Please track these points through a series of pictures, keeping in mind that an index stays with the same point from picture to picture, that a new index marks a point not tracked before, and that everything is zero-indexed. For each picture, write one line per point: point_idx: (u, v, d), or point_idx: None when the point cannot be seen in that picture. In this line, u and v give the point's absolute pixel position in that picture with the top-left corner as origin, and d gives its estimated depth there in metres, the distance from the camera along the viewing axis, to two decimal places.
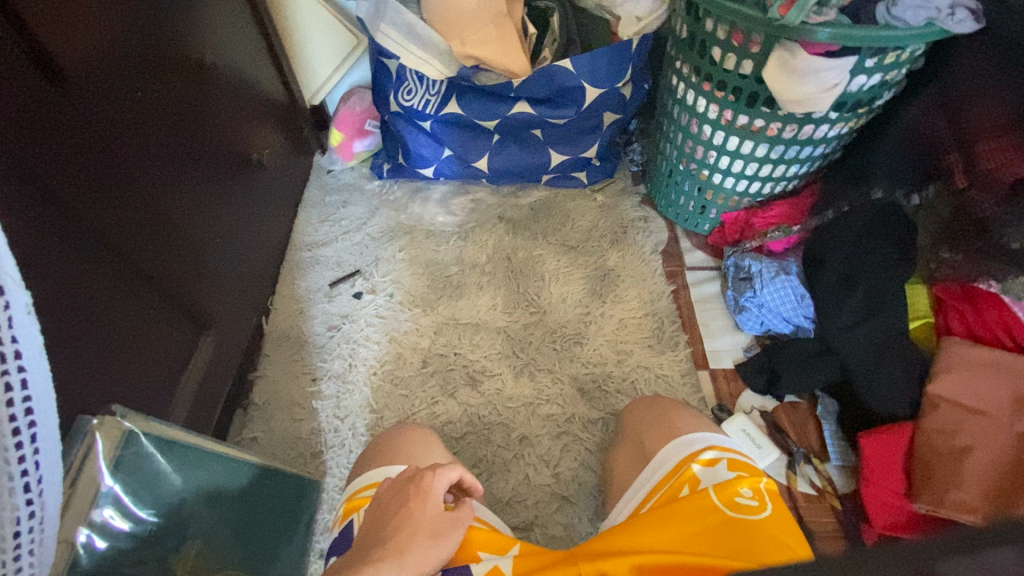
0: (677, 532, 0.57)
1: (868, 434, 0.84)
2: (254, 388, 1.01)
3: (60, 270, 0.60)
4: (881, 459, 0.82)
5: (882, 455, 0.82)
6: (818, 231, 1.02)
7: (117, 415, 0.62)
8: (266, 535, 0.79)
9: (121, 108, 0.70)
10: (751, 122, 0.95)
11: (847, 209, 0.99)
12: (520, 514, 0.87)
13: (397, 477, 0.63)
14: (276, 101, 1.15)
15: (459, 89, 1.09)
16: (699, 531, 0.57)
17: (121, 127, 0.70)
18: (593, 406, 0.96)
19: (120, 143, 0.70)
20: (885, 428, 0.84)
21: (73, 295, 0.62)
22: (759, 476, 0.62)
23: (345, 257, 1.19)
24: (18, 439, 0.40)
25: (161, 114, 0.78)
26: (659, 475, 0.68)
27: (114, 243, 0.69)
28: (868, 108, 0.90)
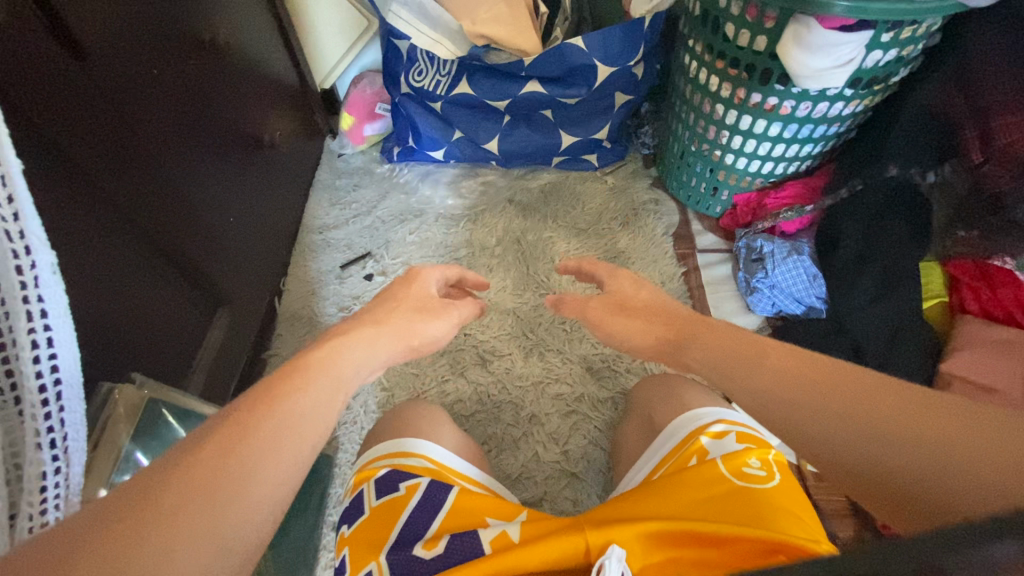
0: (684, 500, 0.58)
1: None
2: (268, 366, 1.03)
3: (82, 243, 0.62)
4: None
5: None
6: (828, 216, 1.02)
7: (137, 381, 0.68)
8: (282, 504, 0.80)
9: (138, 85, 0.71)
10: (764, 100, 0.94)
11: (855, 194, 0.99)
12: (530, 489, 0.88)
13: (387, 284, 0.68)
14: (288, 84, 1.15)
15: (469, 71, 1.09)
16: (707, 499, 0.58)
17: (138, 102, 0.71)
18: (602, 385, 0.97)
19: (137, 119, 0.70)
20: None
21: (94, 267, 0.63)
22: (767, 448, 0.62)
23: (355, 239, 1.20)
24: (43, 384, 0.43)
25: (176, 92, 0.79)
26: (666, 449, 0.68)
27: (133, 217, 0.70)
28: (884, 85, 0.89)
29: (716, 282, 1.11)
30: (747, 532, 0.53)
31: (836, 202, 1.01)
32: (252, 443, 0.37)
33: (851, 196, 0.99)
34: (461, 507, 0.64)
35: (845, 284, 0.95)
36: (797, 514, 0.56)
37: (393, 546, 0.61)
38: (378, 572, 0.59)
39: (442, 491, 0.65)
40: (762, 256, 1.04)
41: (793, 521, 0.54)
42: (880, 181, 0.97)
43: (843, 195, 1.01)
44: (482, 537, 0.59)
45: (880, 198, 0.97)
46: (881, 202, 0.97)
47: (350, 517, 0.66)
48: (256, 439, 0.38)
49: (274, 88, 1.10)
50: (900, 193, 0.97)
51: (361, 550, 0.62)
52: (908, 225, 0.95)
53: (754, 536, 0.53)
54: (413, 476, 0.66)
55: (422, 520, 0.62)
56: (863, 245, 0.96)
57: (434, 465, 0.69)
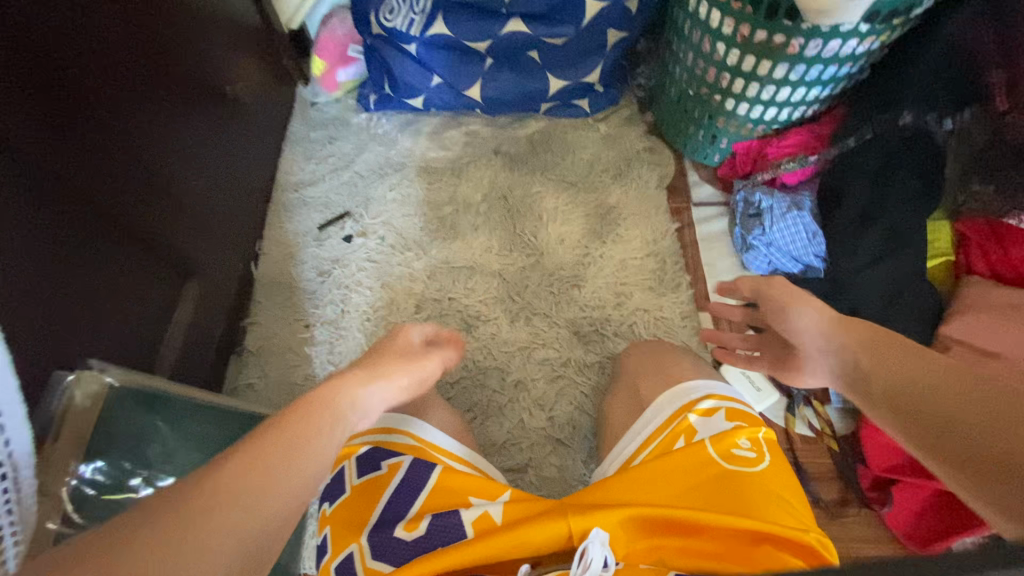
0: (675, 485, 0.59)
1: None
2: (249, 334, 0.98)
3: (34, 221, 0.57)
4: None
5: None
6: (832, 175, 0.96)
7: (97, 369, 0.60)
8: None
9: (83, 39, 0.64)
10: (771, 38, 0.85)
11: (859, 149, 0.92)
12: (514, 457, 0.86)
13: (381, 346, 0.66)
14: (250, 25, 1.05)
15: (445, 7, 1.00)
16: (698, 483, 0.59)
17: (84, 59, 0.64)
18: (589, 349, 0.94)
19: (80, 78, 0.64)
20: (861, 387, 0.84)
21: (51, 250, 0.59)
22: (757, 426, 0.63)
23: (333, 198, 1.13)
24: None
25: (128, 47, 0.71)
26: (652, 425, 0.67)
27: (80, 189, 0.64)
28: (904, 18, 0.80)
29: (713, 235, 1.07)
30: (739, 520, 0.54)
31: (844, 156, 0.94)
32: (253, 477, 0.37)
33: (854, 152, 0.93)
34: (443, 487, 0.63)
35: (850, 250, 0.90)
36: (784, 498, 0.57)
37: (375, 525, 0.60)
38: (360, 554, 0.59)
39: (426, 470, 0.64)
40: (760, 212, 0.99)
41: (782, 508, 0.56)
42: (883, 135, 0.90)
43: (846, 152, 0.94)
44: (464, 518, 0.59)
45: (888, 153, 0.90)
46: (889, 157, 0.90)
47: (331, 496, 0.66)
48: (259, 472, 0.38)
49: (234, 30, 1.00)
50: (909, 146, 0.89)
51: (341, 530, 0.62)
52: (920, 180, 0.87)
53: (745, 525, 0.54)
54: (397, 453, 0.65)
55: (403, 501, 0.62)
56: (867, 204, 0.91)
57: (419, 443, 0.67)
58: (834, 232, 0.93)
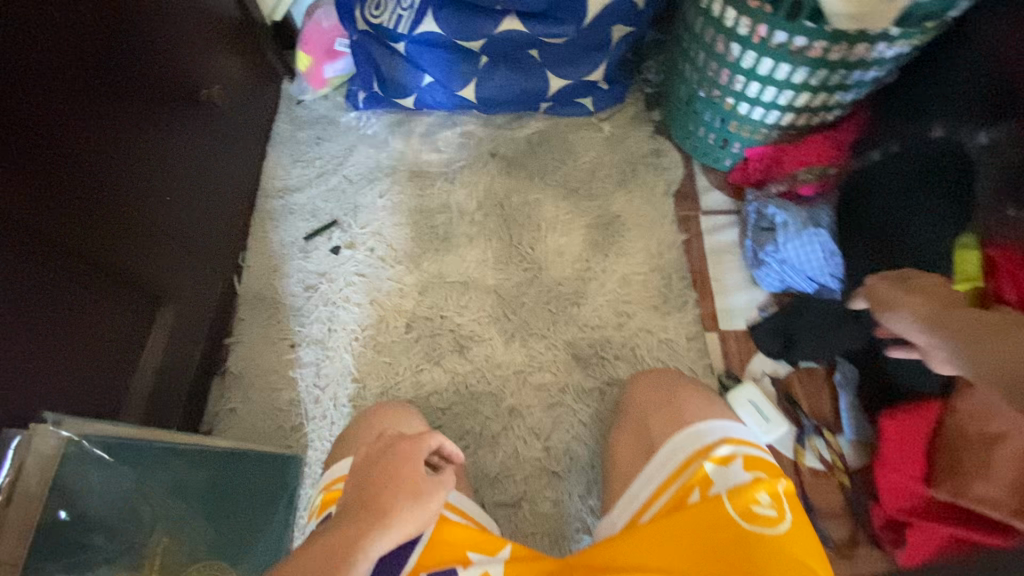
0: (688, 546, 0.56)
1: (891, 417, 0.78)
2: (231, 354, 0.93)
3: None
4: (902, 443, 0.77)
5: (903, 439, 0.77)
6: (849, 199, 0.89)
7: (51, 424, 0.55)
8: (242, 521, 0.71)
9: (17, 51, 0.58)
10: (791, 41, 0.77)
11: (876, 172, 0.85)
12: (508, 490, 0.82)
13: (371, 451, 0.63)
14: (226, 19, 0.97)
15: (435, 3, 0.92)
16: (713, 545, 0.55)
17: (18, 73, 0.58)
18: (589, 374, 0.89)
19: (15, 94, 0.58)
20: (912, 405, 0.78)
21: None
22: (778, 479, 0.59)
23: (320, 205, 1.07)
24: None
25: (75, 55, 0.65)
26: (665, 473, 0.65)
27: (22, 218, 0.59)
28: (938, 21, 0.73)
29: (721, 248, 1.00)
30: None
31: (860, 179, 0.88)
32: None
33: (870, 176, 0.86)
34: (441, 540, 0.60)
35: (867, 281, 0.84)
36: (808, 566, 0.53)
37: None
38: None
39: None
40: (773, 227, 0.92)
41: None
42: (898, 159, 0.83)
43: (862, 175, 0.87)
44: None
45: (907, 177, 0.82)
46: (908, 182, 0.82)
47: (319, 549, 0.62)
48: None
49: (210, 27, 0.93)
50: (931, 170, 0.80)
51: None
52: (945, 208, 0.79)
53: None
54: None
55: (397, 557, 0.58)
56: (885, 230, 0.84)
57: None
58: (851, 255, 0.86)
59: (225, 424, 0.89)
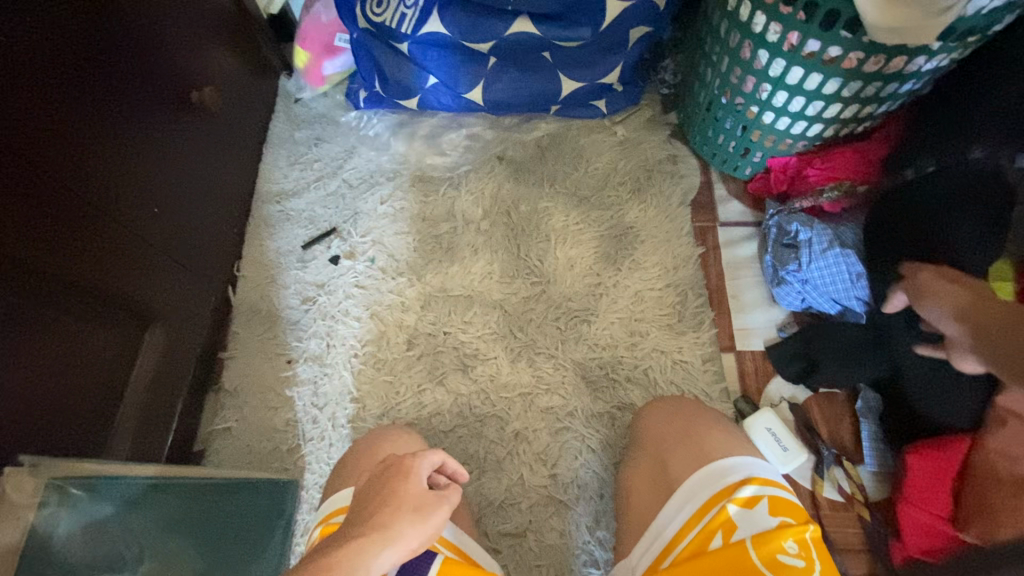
0: None
1: (916, 451, 0.74)
2: (225, 370, 0.90)
3: None
4: (927, 480, 0.72)
5: (928, 476, 0.73)
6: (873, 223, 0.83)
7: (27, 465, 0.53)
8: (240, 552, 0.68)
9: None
10: (825, 50, 0.71)
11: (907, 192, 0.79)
12: (512, 520, 0.79)
13: (377, 469, 0.59)
14: (220, 15, 0.92)
15: (441, 1, 0.87)
16: None
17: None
18: (599, 397, 0.86)
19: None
20: (937, 440, 0.74)
21: None
22: (805, 525, 0.56)
23: (318, 211, 1.02)
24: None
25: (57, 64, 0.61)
26: (685, 514, 0.61)
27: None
28: (981, 36, 0.68)
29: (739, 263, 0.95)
30: None
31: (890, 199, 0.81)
32: None
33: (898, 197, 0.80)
34: None
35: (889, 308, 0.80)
36: None
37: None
38: None
39: (426, 560, 0.58)
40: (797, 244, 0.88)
41: None
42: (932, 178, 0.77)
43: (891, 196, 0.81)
44: None
45: (940, 198, 0.75)
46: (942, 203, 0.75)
47: None
48: None
49: (201, 24, 0.87)
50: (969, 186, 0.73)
51: None
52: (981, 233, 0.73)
53: None
54: None
55: None
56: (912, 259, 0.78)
57: None
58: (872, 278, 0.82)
59: (219, 444, 0.86)
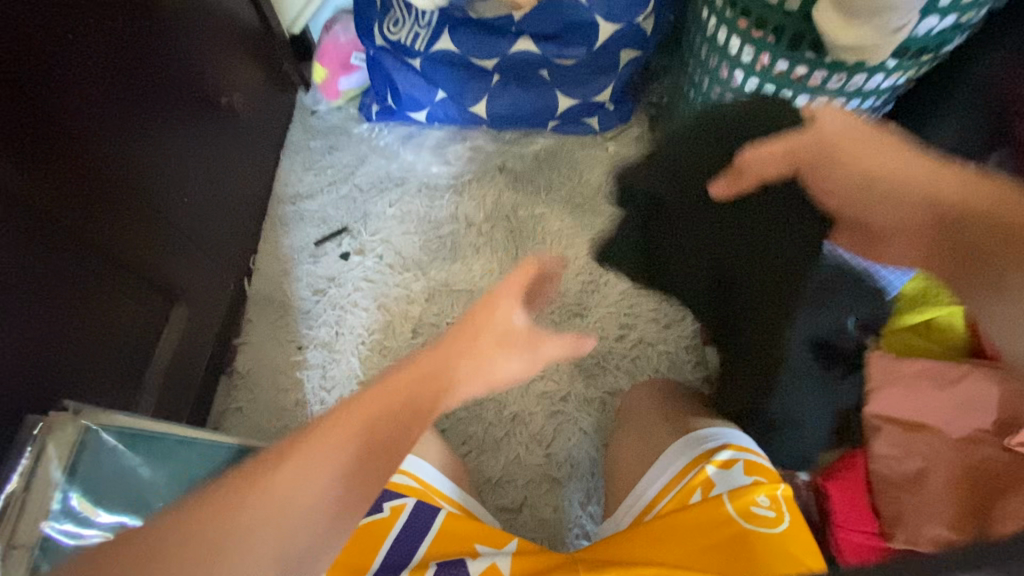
0: (688, 545, 0.57)
1: (828, 479, 0.73)
2: (238, 354, 0.95)
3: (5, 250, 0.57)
4: (847, 502, 0.71)
5: (847, 499, 0.71)
6: (696, 231, 0.77)
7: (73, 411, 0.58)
8: None
9: (48, 47, 0.61)
10: (792, 70, 0.82)
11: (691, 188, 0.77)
12: (509, 495, 0.84)
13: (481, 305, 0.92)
14: (248, 31, 1.01)
15: (451, 22, 0.97)
16: (711, 544, 0.56)
17: (44, 65, 0.61)
18: (591, 384, 0.91)
19: (37, 86, 0.60)
20: (841, 462, 0.74)
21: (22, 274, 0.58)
22: (778, 483, 0.61)
23: (330, 212, 1.10)
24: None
25: (109, 56, 0.69)
26: (668, 475, 0.66)
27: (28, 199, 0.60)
28: (933, 55, 0.78)
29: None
30: None
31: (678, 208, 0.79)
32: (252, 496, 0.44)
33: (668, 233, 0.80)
34: (448, 532, 0.62)
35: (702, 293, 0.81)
36: (805, 564, 0.53)
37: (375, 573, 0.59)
38: None
39: (430, 515, 0.63)
40: None
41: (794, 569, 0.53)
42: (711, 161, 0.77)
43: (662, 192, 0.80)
44: (470, 568, 0.58)
45: (732, 223, 0.75)
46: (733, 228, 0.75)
47: None
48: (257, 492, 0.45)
49: (230, 37, 0.96)
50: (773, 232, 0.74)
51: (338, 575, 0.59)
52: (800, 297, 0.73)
53: None
54: (399, 496, 0.64)
55: (407, 546, 0.61)
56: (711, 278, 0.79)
57: (418, 484, 0.67)
58: (677, 236, 0.80)
59: (231, 422, 0.90)
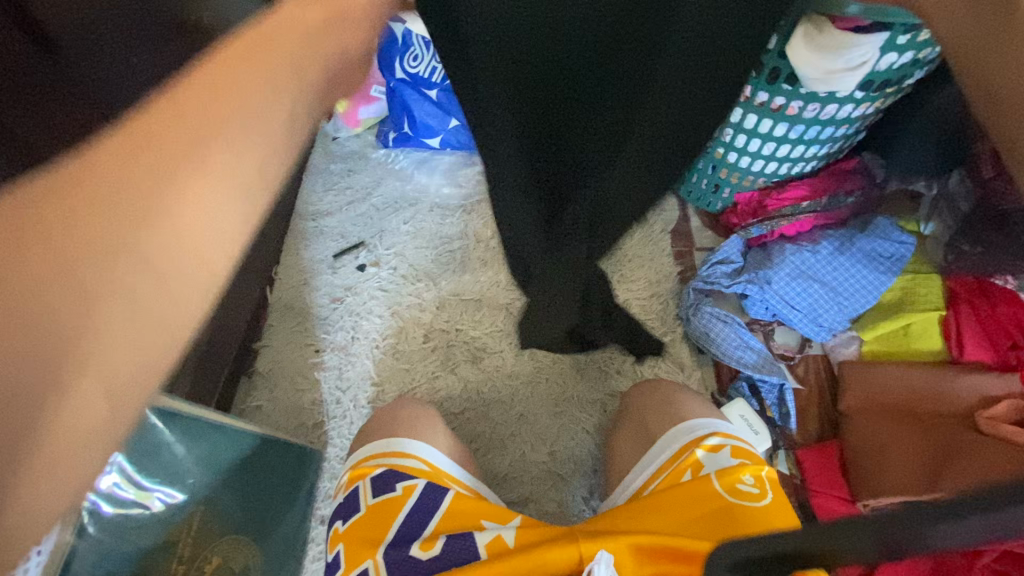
0: (678, 516, 0.62)
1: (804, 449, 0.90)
2: (258, 356, 1.01)
3: None
4: (820, 468, 0.87)
5: (819, 465, 0.88)
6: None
7: None
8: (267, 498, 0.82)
9: None
10: (772, 100, 0.86)
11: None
12: (515, 490, 0.91)
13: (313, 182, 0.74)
14: None
15: None
16: (699, 516, 0.61)
17: None
18: (592, 387, 0.97)
19: None
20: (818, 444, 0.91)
21: None
22: (762, 465, 0.65)
23: (348, 228, 1.13)
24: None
25: None
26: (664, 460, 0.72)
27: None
28: (897, 87, 0.84)
29: (712, 334, 0.96)
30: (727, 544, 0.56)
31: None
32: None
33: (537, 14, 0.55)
34: (457, 511, 0.66)
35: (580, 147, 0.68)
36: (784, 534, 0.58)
37: (391, 543, 0.63)
38: (374, 570, 0.61)
39: (439, 494, 0.67)
40: (753, 278, 0.96)
41: None
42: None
43: None
44: (477, 540, 0.62)
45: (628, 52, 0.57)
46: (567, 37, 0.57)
47: (345, 513, 0.67)
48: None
49: None
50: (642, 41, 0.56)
51: (356, 546, 0.64)
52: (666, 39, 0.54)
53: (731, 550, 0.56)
54: (410, 478, 0.69)
55: (419, 520, 0.65)
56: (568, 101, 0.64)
57: (428, 467, 0.72)
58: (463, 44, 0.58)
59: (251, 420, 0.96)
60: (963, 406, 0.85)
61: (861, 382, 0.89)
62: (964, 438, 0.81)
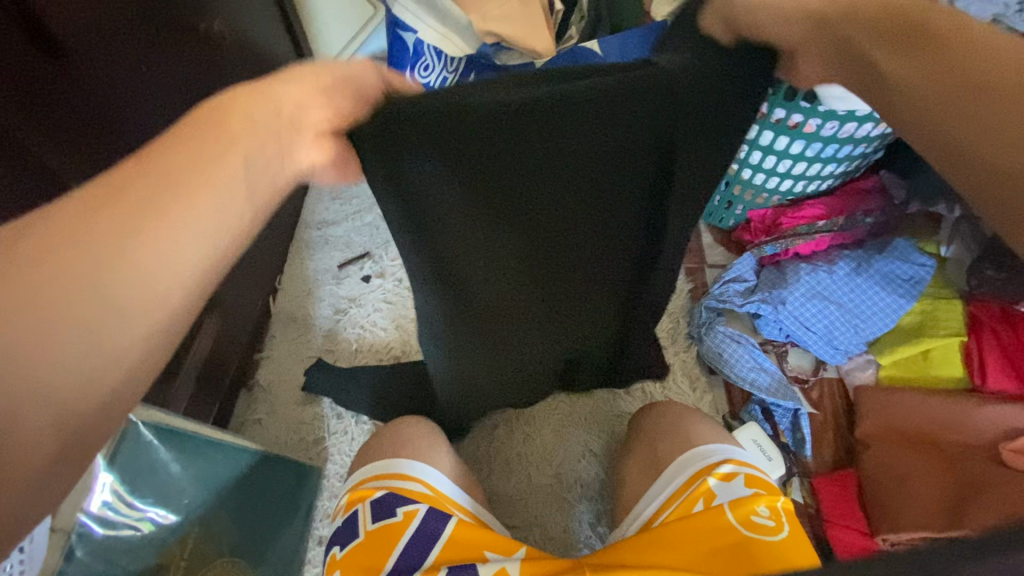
0: (691, 551, 0.59)
1: (820, 478, 0.87)
2: (260, 368, 0.99)
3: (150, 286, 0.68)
4: (837, 499, 0.85)
5: (836, 496, 0.85)
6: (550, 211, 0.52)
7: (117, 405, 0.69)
8: (268, 517, 0.81)
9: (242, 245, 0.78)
10: (788, 117, 0.84)
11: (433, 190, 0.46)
12: (520, 513, 0.88)
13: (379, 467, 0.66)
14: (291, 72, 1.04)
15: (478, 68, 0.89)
16: (712, 551, 0.59)
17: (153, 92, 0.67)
18: (599, 406, 0.95)
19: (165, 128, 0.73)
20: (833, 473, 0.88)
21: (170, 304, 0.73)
22: (777, 495, 0.63)
23: (355, 237, 1.09)
24: None
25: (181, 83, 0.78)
26: (674, 488, 0.69)
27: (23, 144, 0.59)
28: None
29: (725, 355, 0.93)
30: None
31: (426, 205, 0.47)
32: None
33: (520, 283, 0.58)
34: (458, 539, 0.64)
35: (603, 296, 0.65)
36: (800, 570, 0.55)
37: None
38: None
39: (440, 520, 0.65)
40: (766, 297, 0.94)
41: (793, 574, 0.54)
42: (431, 120, 0.42)
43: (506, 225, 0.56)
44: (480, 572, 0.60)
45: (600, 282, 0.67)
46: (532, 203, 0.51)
47: (343, 539, 0.65)
48: None
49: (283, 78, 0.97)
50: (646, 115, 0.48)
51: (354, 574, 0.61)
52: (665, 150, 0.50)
53: None
54: (412, 502, 0.66)
55: (418, 550, 0.62)
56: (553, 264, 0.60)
57: (430, 491, 0.69)
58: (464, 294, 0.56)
59: (250, 433, 0.94)
60: (986, 437, 0.81)
61: (878, 408, 0.87)
62: (988, 472, 0.78)
